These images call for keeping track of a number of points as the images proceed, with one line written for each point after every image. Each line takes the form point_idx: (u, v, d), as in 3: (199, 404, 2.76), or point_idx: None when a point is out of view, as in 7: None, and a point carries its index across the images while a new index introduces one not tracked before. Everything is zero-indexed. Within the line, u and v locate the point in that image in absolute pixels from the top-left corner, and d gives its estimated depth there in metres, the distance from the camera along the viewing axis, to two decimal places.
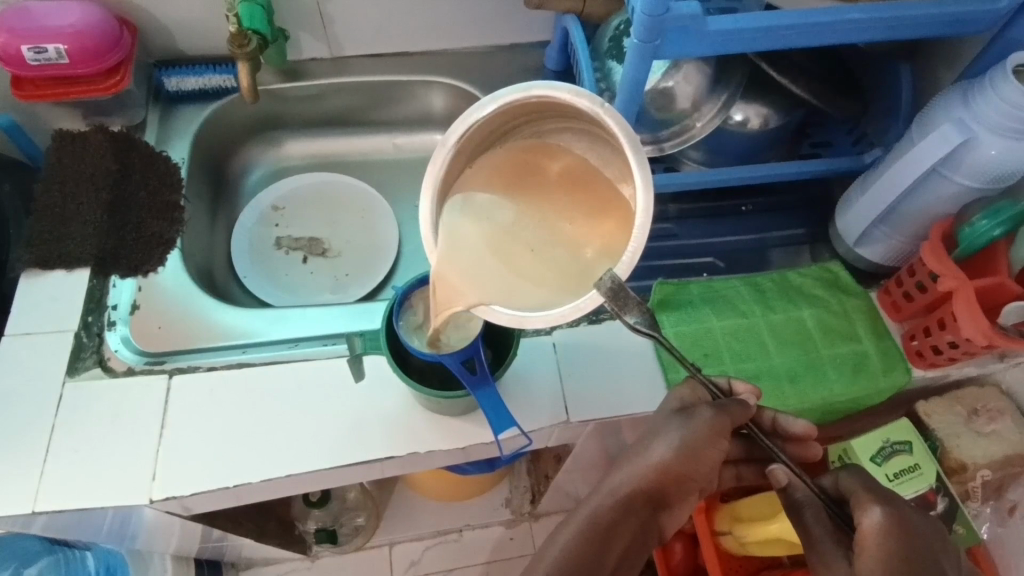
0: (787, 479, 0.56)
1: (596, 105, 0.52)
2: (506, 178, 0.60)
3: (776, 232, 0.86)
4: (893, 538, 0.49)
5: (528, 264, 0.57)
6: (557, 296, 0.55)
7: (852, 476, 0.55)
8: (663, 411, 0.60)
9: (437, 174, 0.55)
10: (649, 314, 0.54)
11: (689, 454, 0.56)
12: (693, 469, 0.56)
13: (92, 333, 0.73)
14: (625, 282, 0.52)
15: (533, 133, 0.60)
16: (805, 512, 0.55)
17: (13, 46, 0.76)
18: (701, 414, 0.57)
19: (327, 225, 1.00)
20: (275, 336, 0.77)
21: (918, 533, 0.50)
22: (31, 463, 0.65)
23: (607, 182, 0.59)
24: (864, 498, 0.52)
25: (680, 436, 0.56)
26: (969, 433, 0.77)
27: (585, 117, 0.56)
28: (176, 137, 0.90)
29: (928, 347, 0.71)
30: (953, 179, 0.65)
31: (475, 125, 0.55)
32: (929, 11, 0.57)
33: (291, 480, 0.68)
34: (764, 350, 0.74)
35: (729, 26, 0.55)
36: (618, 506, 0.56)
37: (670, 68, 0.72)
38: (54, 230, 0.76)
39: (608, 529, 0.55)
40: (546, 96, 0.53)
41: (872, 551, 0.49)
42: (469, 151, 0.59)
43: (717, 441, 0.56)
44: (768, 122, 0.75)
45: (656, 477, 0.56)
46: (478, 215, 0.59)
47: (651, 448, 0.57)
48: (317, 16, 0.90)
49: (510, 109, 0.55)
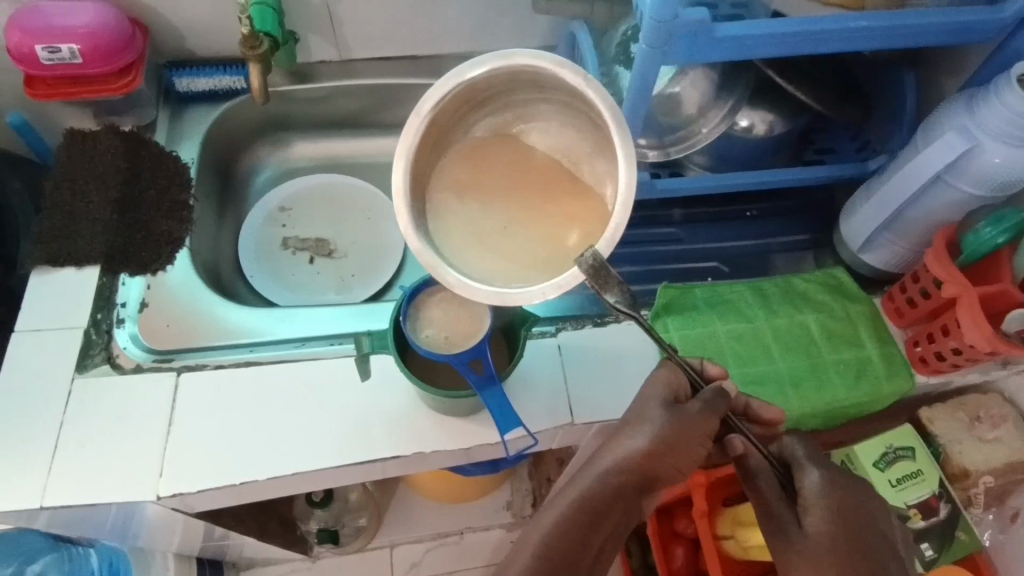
0: (743, 448, 0.60)
1: (581, 77, 0.55)
2: (479, 156, 0.62)
3: (779, 238, 0.87)
4: (831, 497, 0.57)
5: (504, 242, 0.59)
6: (528, 275, 0.57)
7: (794, 445, 0.61)
8: (646, 397, 0.59)
9: (409, 141, 0.57)
10: (630, 296, 0.55)
11: (668, 447, 0.56)
12: (676, 459, 0.56)
13: (102, 330, 0.74)
14: (606, 259, 0.53)
15: (507, 108, 0.62)
16: (757, 480, 0.59)
17: (27, 45, 0.77)
18: (688, 410, 0.57)
19: (333, 225, 1.00)
20: (284, 334, 0.78)
21: (852, 492, 0.57)
22: (39, 457, 0.66)
23: (582, 163, 0.62)
24: (804, 462, 0.59)
25: (665, 428, 0.56)
26: (972, 440, 0.77)
27: (564, 90, 0.60)
28: (186, 138, 0.91)
29: (931, 353, 0.72)
30: (957, 186, 0.65)
31: (452, 93, 0.58)
32: (933, 20, 0.57)
33: (297, 478, 0.69)
34: (767, 354, 0.75)
35: (737, 33, 0.56)
36: (613, 494, 0.56)
37: (676, 75, 0.73)
38: (64, 228, 0.77)
39: (599, 511, 0.56)
40: (529, 64, 0.56)
41: (817, 510, 0.56)
42: (443, 125, 0.60)
43: (700, 437, 0.57)
44: (773, 128, 0.76)
45: (648, 467, 0.56)
46: (455, 197, 0.61)
47: (634, 436, 0.57)
48: (327, 19, 0.91)
49: (487, 78, 0.58)
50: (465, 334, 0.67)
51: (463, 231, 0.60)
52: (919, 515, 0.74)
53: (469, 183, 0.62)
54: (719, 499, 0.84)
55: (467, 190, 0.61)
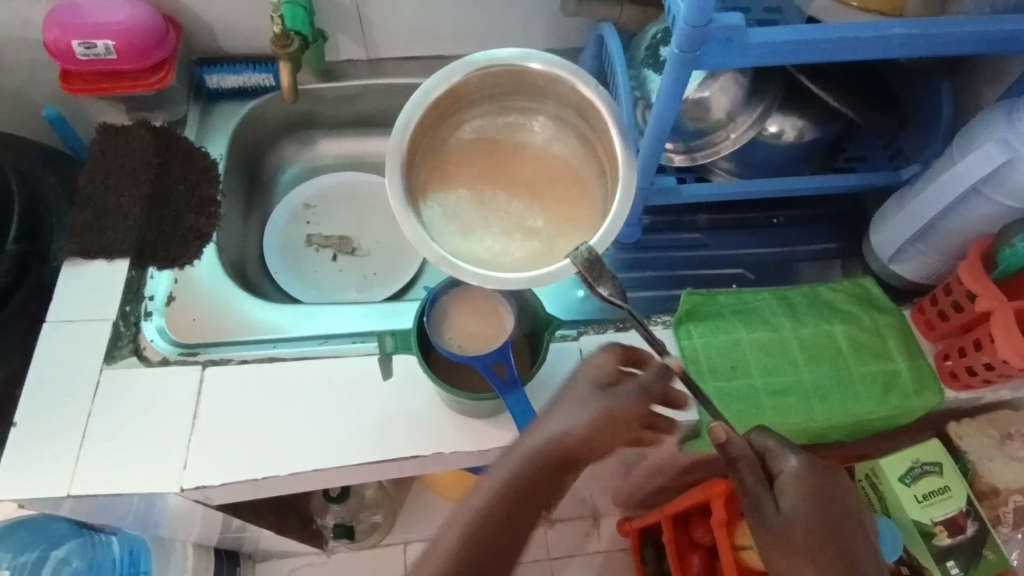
0: (726, 434, 0.55)
1: (586, 83, 0.59)
2: (472, 157, 0.65)
3: (806, 246, 0.86)
4: (807, 482, 0.56)
5: (490, 238, 0.61)
6: (518, 263, 0.59)
7: (767, 434, 0.60)
8: (583, 378, 0.60)
9: (411, 124, 0.59)
10: (625, 296, 0.53)
11: (603, 427, 0.57)
12: (605, 440, 0.58)
13: (130, 322, 0.75)
14: (598, 253, 0.53)
15: (503, 114, 0.66)
16: (739, 466, 0.56)
17: (64, 41, 0.78)
18: (625, 394, 0.58)
19: (357, 224, 1.01)
20: (307, 332, 0.78)
21: (828, 479, 0.57)
22: (68, 446, 0.67)
23: (571, 173, 0.65)
24: (780, 449, 0.59)
25: (604, 411, 0.58)
26: (1001, 457, 0.76)
27: (562, 99, 0.63)
28: (215, 134, 0.92)
29: (962, 367, 0.70)
30: (994, 198, 0.63)
31: (455, 86, 0.60)
32: (975, 29, 0.56)
33: (318, 474, 0.69)
34: (793, 364, 0.73)
35: (771, 39, 0.55)
36: (542, 471, 0.57)
37: (706, 79, 0.72)
38: (97, 221, 0.78)
39: (528, 488, 0.56)
40: (535, 68, 0.60)
41: (796, 496, 0.55)
42: (440, 118, 0.63)
43: (633, 421, 0.59)
44: (804, 135, 0.75)
45: (583, 447, 0.57)
46: (447, 191, 0.63)
47: (573, 415, 0.58)
48: (356, 18, 0.91)
49: (490, 77, 0.62)
50: (481, 337, 0.67)
51: (453, 222, 0.62)
52: (945, 532, 0.72)
53: (462, 180, 0.64)
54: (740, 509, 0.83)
55: (457, 186, 0.64)
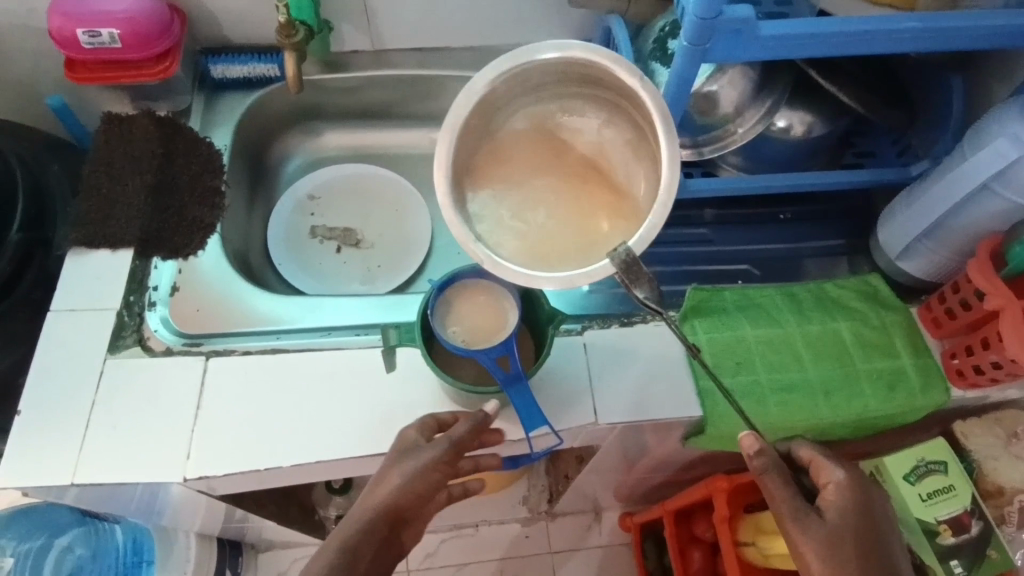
0: (758, 444, 0.57)
1: (635, 78, 0.56)
2: (520, 145, 0.64)
3: (813, 242, 0.85)
4: (852, 492, 0.59)
5: (535, 231, 0.61)
6: (563, 259, 0.58)
7: (808, 446, 0.64)
8: (403, 439, 0.62)
9: (458, 118, 0.58)
10: (659, 297, 0.55)
11: (417, 478, 0.58)
12: (423, 492, 0.58)
13: (134, 312, 0.75)
14: (637, 254, 0.54)
15: (554, 100, 0.64)
16: (770, 477, 0.57)
17: (68, 29, 0.78)
18: (435, 443, 0.60)
19: (361, 216, 1.01)
20: (310, 323, 0.78)
21: (871, 491, 0.60)
22: (71, 435, 0.67)
23: (618, 164, 0.64)
24: (824, 462, 0.62)
25: (414, 462, 0.59)
26: (1008, 456, 0.75)
27: (612, 90, 0.61)
28: (219, 124, 0.92)
29: (969, 366, 0.70)
30: (1005, 196, 0.63)
31: (503, 78, 0.59)
32: (988, 24, 0.55)
33: (320, 466, 0.69)
34: (798, 361, 0.73)
35: (780, 32, 0.54)
36: (367, 527, 0.56)
37: (715, 72, 0.71)
38: (101, 210, 0.78)
39: (355, 549, 0.55)
40: (584, 59, 0.58)
41: (840, 505, 0.58)
42: (489, 108, 0.61)
43: (443, 466, 0.59)
44: (812, 130, 0.74)
45: (401, 500, 0.57)
46: (493, 182, 0.63)
47: (392, 471, 0.59)
48: (361, 8, 0.91)
49: (539, 66, 0.59)
50: (488, 327, 0.67)
51: (499, 215, 0.61)
52: (949, 531, 0.72)
53: (509, 170, 0.63)
54: (742, 505, 0.84)
55: (505, 176, 0.63)
